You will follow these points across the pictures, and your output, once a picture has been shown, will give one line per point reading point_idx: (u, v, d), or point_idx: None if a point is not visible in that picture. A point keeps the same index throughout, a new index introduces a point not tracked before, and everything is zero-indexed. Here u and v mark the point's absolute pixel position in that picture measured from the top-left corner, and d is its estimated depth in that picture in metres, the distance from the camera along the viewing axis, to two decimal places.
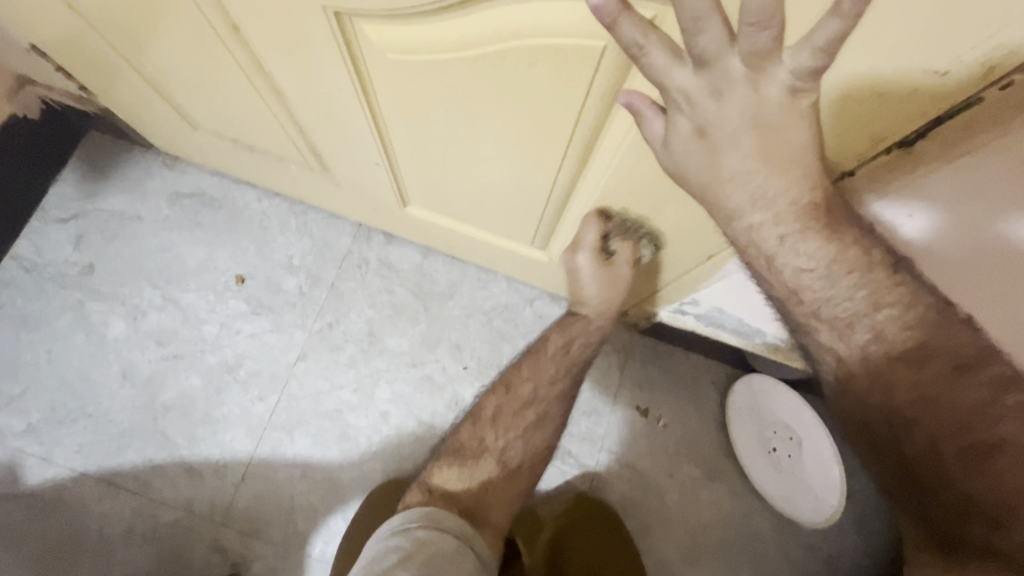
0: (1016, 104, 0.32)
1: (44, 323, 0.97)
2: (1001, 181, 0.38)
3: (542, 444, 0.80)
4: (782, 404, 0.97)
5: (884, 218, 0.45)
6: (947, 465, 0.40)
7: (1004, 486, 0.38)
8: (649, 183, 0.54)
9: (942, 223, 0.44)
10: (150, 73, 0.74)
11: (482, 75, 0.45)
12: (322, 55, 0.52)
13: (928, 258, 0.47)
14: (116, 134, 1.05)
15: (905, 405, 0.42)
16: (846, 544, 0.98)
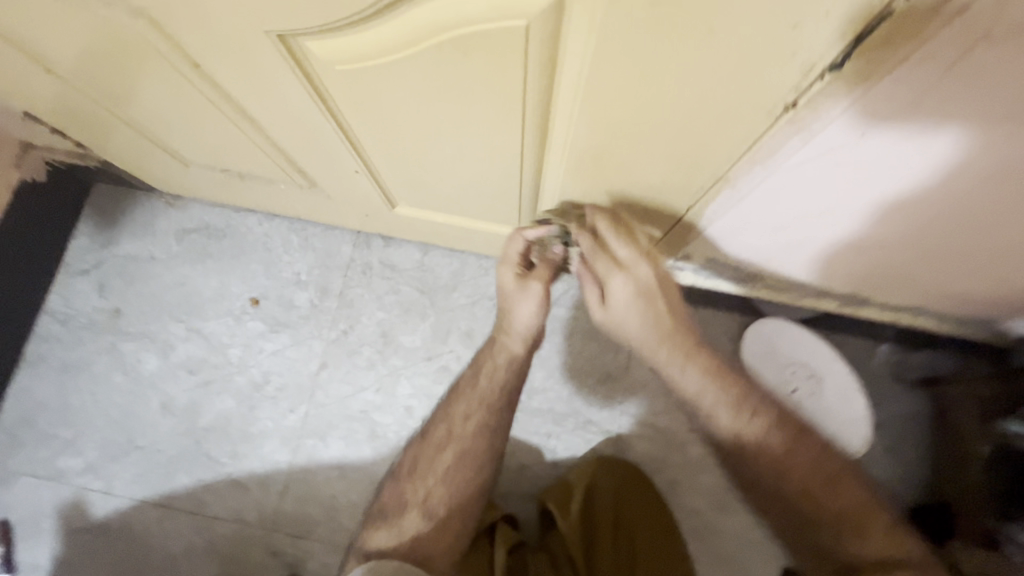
0: (928, 13, 0.33)
1: (84, 368, 1.04)
2: (934, 88, 0.39)
3: (466, 484, 0.81)
4: (796, 345, 1.02)
5: (840, 138, 0.47)
6: (825, 508, 0.84)
7: (852, 514, 0.83)
8: (608, 147, 0.55)
9: (893, 133, 0.46)
10: (133, 120, 0.78)
11: (427, 69, 0.47)
12: (282, 79, 0.54)
13: (886, 159, 0.49)
14: (119, 183, 1.10)
15: (793, 500, 0.85)
16: (878, 472, 0.99)
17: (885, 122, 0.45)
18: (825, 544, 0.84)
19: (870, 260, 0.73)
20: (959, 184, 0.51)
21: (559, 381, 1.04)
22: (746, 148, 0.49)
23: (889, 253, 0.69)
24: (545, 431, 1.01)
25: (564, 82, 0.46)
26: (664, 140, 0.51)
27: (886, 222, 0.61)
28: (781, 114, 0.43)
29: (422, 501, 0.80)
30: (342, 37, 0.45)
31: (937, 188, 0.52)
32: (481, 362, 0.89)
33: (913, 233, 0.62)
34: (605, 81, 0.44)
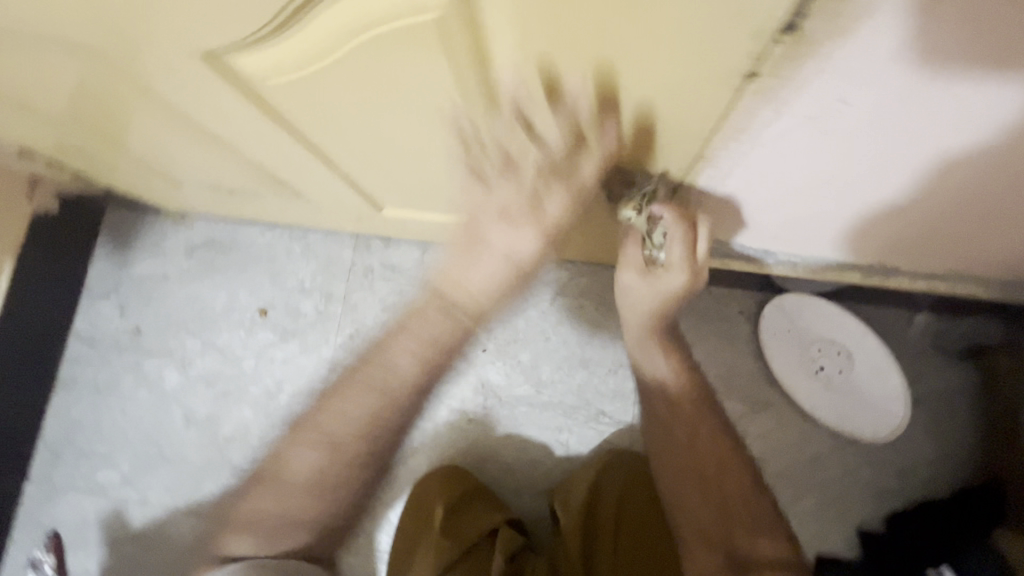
0: None
1: (113, 387, 1.09)
2: (918, 37, 0.35)
3: (303, 508, 0.93)
4: (820, 320, 0.96)
5: (818, 105, 0.42)
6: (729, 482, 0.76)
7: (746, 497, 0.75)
8: (569, 136, 0.51)
9: (877, 98, 0.41)
10: (116, 148, 0.79)
11: (363, 69, 0.46)
12: (230, 95, 0.53)
13: (874, 126, 0.44)
14: (128, 206, 1.14)
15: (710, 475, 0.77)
16: (919, 452, 0.92)
17: (869, 85, 0.40)
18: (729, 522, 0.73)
19: (890, 229, 0.66)
20: (971, 136, 0.45)
21: (569, 373, 1.01)
22: (716, 124, 0.45)
23: (909, 219, 0.63)
24: (556, 425, 0.99)
25: (502, 72, 0.43)
26: (630, 122, 0.47)
27: (897, 189, 0.55)
28: (742, 84, 0.39)
29: (256, 526, 0.91)
30: (274, 49, 0.44)
31: (935, 148, 0.47)
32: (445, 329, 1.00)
33: (930, 196, 0.56)
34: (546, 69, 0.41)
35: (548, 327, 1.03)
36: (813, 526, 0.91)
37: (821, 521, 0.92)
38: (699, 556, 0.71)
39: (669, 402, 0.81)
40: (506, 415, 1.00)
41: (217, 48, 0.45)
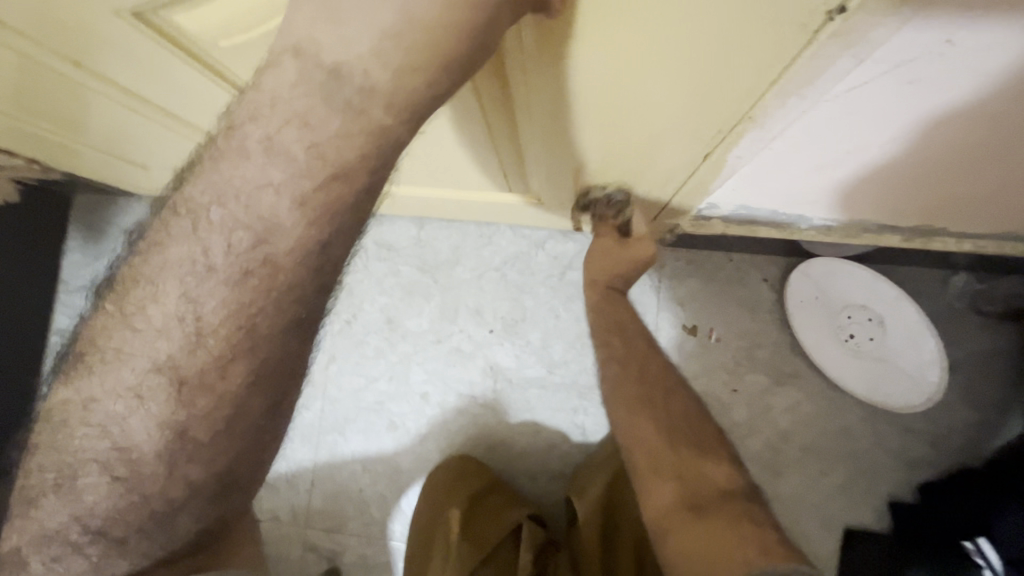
0: None
1: None
2: None
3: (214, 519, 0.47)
4: (851, 285, 0.89)
5: (915, 47, 0.34)
6: (677, 410, 0.74)
7: (694, 430, 0.73)
8: (598, 94, 0.43)
9: (992, 41, 0.32)
10: (66, 132, 0.70)
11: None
12: (181, 61, 0.46)
13: (972, 74, 0.36)
14: (97, 190, 1.05)
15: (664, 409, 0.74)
16: (954, 420, 0.87)
17: (991, 26, 0.31)
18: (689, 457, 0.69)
19: (945, 191, 0.59)
20: None
21: (581, 352, 0.95)
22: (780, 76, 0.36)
23: (979, 180, 0.54)
24: (571, 406, 0.94)
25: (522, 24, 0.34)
26: (669, 76, 0.38)
27: (966, 149, 0.48)
28: (822, 25, 0.30)
29: None
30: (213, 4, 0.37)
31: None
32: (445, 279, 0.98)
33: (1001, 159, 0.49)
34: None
35: (558, 303, 0.96)
36: (843, 499, 0.88)
37: (851, 494, 0.88)
38: (658, 491, 0.67)
39: (642, 372, 0.78)
40: (517, 398, 0.95)
41: (151, 1, 0.37)
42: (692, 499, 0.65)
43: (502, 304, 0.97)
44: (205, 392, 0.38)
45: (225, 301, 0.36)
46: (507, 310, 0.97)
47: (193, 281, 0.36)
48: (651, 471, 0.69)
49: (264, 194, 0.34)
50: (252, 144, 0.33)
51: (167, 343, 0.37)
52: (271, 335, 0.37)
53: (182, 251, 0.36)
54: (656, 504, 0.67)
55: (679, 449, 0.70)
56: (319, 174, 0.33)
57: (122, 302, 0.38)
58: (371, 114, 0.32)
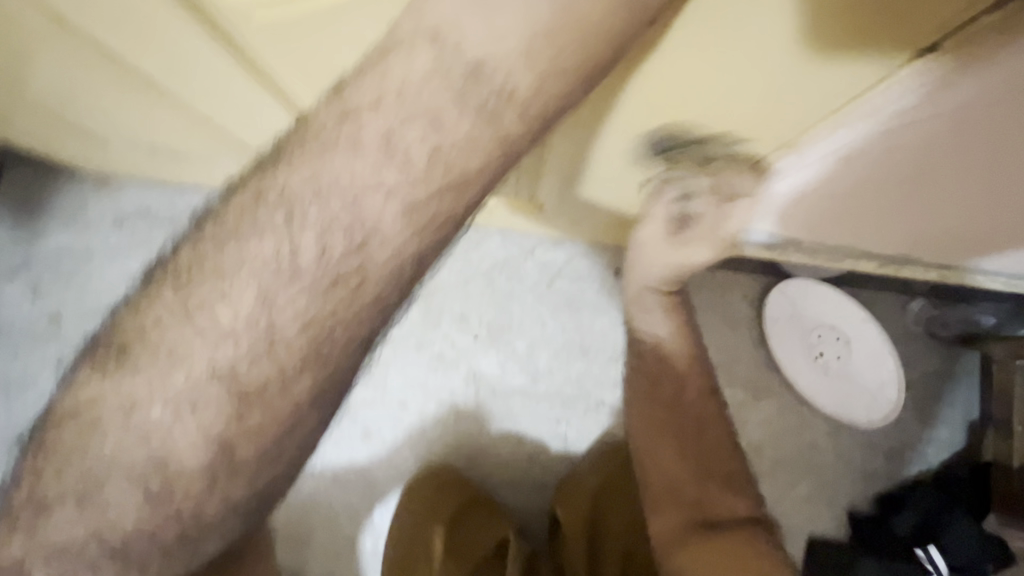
0: None
1: (29, 385, 0.91)
2: None
3: (207, 545, 0.42)
4: (823, 305, 0.93)
5: (980, 89, 0.37)
6: (717, 430, 0.76)
7: (729, 453, 0.75)
8: (661, 100, 0.44)
9: None
10: (22, 98, 0.62)
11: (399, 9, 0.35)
12: (202, 38, 0.42)
13: (1012, 119, 0.40)
14: (34, 164, 0.93)
15: (703, 424, 0.75)
16: (907, 435, 0.94)
17: None
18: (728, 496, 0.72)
19: (935, 224, 0.64)
20: None
21: (566, 361, 0.94)
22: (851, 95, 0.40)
23: (963, 216, 0.60)
24: (554, 417, 0.93)
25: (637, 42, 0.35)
26: (750, 78, 0.40)
27: (968, 187, 0.53)
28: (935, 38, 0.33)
29: None
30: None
31: None
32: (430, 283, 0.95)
33: (1006, 194, 0.53)
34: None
35: (545, 312, 0.95)
36: (807, 508, 0.92)
37: (815, 506, 0.92)
38: (668, 514, 0.72)
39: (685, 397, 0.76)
40: (499, 407, 0.93)
41: None
42: (700, 519, 0.71)
43: (489, 310, 0.95)
44: (251, 410, 0.38)
45: (308, 305, 0.37)
46: (495, 316, 0.94)
47: (273, 285, 0.36)
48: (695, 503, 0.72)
49: (367, 199, 0.35)
50: (369, 137, 0.34)
51: (216, 354, 0.37)
52: (352, 336, 0.38)
53: (267, 249, 0.36)
54: (665, 525, 0.72)
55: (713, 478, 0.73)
56: (417, 190, 0.35)
57: (201, 287, 0.37)
58: (454, 129, 0.34)
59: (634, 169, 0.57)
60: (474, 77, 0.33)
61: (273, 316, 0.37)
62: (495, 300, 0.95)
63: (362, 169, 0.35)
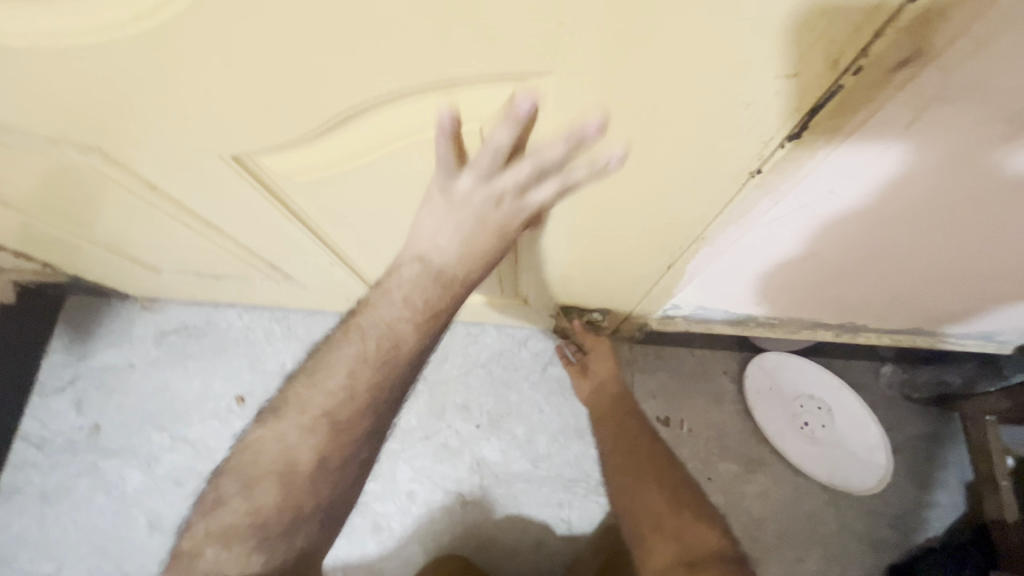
0: (869, 93, 0.33)
1: (64, 495, 0.98)
2: (906, 145, 0.41)
3: None
4: (798, 375, 1.00)
5: (813, 192, 0.49)
6: (671, 460, 0.81)
7: (688, 480, 0.78)
8: (590, 217, 0.56)
9: (868, 188, 0.48)
10: (99, 239, 0.77)
11: (414, 173, 0.49)
12: (254, 195, 0.56)
13: (861, 209, 0.52)
14: (93, 293, 1.09)
15: (653, 455, 0.81)
16: (907, 500, 0.95)
17: (859, 180, 0.47)
18: (698, 522, 0.73)
19: (859, 288, 0.72)
20: (929, 221, 0.53)
21: (564, 445, 1.00)
22: (725, 210, 0.50)
23: (879, 284, 0.70)
24: (555, 500, 0.96)
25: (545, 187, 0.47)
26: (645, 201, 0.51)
27: (863, 260, 0.63)
28: (747, 180, 0.45)
29: None
30: (307, 149, 0.46)
31: (904, 232, 0.56)
32: (435, 376, 1.04)
33: (894, 262, 0.63)
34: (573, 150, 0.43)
35: (541, 398, 1.02)
36: None
37: None
38: (658, 553, 0.72)
39: (634, 444, 0.84)
40: (503, 494, 0.97)
41: (254, 145, 0.46)
42: (689, 557, 0.70)
43: (490, 399, 1.02)
44: None
45: None
46: (495, 403, 1.02)
47: None
48: (661, 536, 0.73)
49: (395, 325, 0.57)
50: None
51: None
52: None
53: None
54: (657, 567, 0.71)
55: (680, 508, 0.75)
56: None
57: None
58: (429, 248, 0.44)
59: (594, 267, 0.69)
60: (442, 269, 0.54)
61: (351, 387, 0.58)
62: (495, 388, 1.03)
63: (390, 313, 0.57)
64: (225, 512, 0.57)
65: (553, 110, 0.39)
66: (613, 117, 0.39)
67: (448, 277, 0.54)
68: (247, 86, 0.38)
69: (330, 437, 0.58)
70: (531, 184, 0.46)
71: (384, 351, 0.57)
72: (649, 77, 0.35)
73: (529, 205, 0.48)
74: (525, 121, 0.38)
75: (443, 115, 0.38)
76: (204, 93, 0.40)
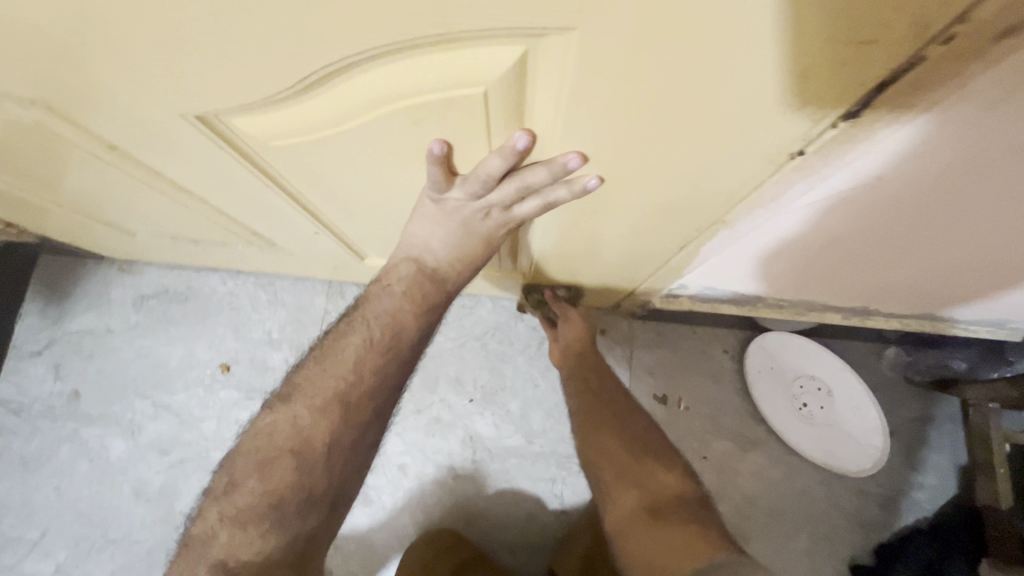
0: (952, 65, 0.28)
1: (45, 461, 0.95)
2: (975, 129, 0.35)
3: None
4: (799, 356, 0.98)
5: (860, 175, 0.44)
6: (634, 414, 0.80)
7: (650, 433, 0.78)
8: (604, 193, 0.51)
9: (917, 174, 0.43)
10: (62, 200, 0.71)
11: (407, 140, 0.43)
12: (228, 159, 0.50)
13: (904, 195, 0.47)
14: (65, 253, 1.02)
15: (615, 407, 0.81)
16: (900, 482, 0.95)
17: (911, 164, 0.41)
18: (661, 470, 0.73)
19: (880, 273, 0.68)
20: (974, 211, 0.48)
21: (559, 421, 0.98)
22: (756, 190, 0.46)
23: (902, 270, 0.66)
24: (549, 475, 0.95)
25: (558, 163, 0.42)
26: (667, 179, 0.46)
27: (891, 246, 0.59)
28: (784, 163, 0.40)
29: None
30: (285, 109, 0.40)
31: (943, 221, 0.51)
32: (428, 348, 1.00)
33: (923, 251, 0.59)
34: (591, 120, 0.38)
35: (537, 373, 0.99)
36: (808, 562, 0.92)
37: (817, 559, 0.92)
38: (621, 500, 0.71)
39: (595, 393, 0.83)
40: (496, 468, 0.95)
41: (222, 105, 0.39)
42: (650, 503, 0.69)
43: (484, 372, 1.00)
44: None
45: None
46: (489, 377, 0.99)
47: None
48: (624, 481, 0.72)
49: (396, 315, 0.57)
50: None
51: None
52: None
53: None
54: (619, 515, 0.70)
55: (642, 457, 0.74)
56: None
57: None
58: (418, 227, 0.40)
59: (602, 244, 0.65)
60: (435, 272, 0.57)
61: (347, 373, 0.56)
62: (490, 362, 1.00)
63: (390, 305, 0.57)
64: (221, 504, 0.54)
65: (571, 74, 0.33)
66: (644, 85, 0.33)
67: (440, 278, 0.57)
68: (208, 35, 0.32)
69: (342, 417, 0.54)
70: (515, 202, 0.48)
71: (387, 339, 0.56)
72: (691, 35, 0.29)
73: (515, 216, 0.50)
74: (517, 155, 0.41)
75: (432, 148, 0.40)
76: (159, 42, 0.34)
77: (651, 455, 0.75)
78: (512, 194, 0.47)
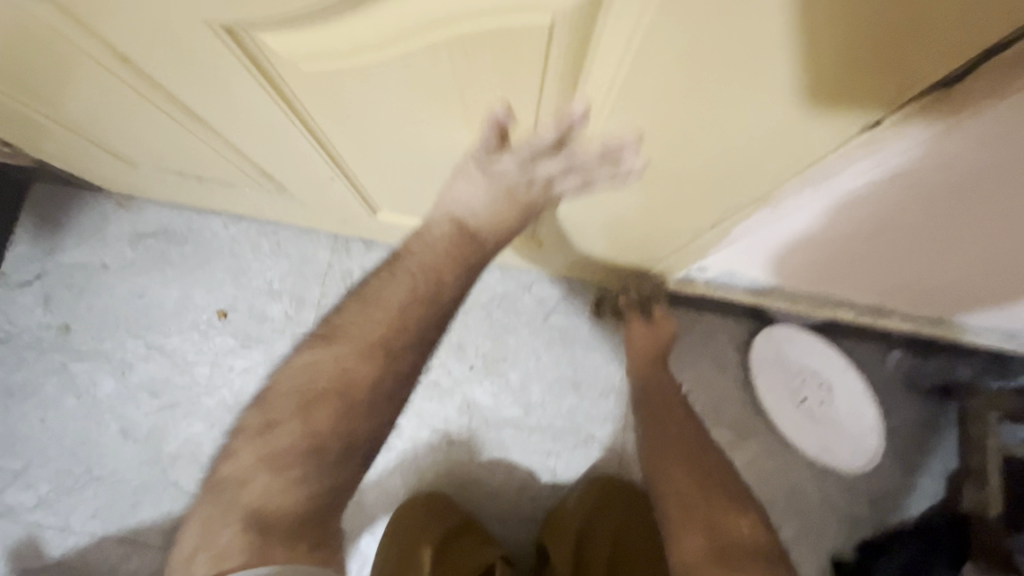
0: None
1: (31, 393, 0.93)
2: None
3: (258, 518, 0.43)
4: (806, 352, 0.97)
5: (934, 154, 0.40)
6: (701, 442, 0.78)
7: (715, 464, 0.75)
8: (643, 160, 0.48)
9: (992, 158, 0.40)
10: (64, 120, 0.66)
11: (449, 78, 0.40)
12: (250, 84, 0.46)
13: (975, 183, 0.43)
14: (62, 182, 0.98)
15: (680, 429, 0.79)
16: (890, 485, 0.96)
17: (987, 146, 0.39)
18: (729, 509, 0.70)
19: (919, 275, 0.66)
20: None
21: (558, 397, 0.97)
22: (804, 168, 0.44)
23: (942, 272, 0.64)
24: (544, 449, 0.95)
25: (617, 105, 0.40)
26: (715, 149, 0.44)
27: (938, 245, 0.56)
28: (857, 134, 0.38)
29: None
30: (326, 28, 0.37)
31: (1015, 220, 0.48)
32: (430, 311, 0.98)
33: (970, 252, 0.56)
34: (659, 70, 0.36)
35: (540, 346, 0.98)
36: (791, 552, 0.93)
37: (800, 551, 0.93)
38: (687, 539, 0.68)
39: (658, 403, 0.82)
40: (492, 438, 0.95)
41: (255, 15, 0.36)
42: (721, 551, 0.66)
43: (487, 341, 0.98)
44: None
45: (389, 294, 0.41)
46: (492, 346, 0.98)
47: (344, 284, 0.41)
48: (695, 522, 0.69)
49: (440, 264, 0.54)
50: None
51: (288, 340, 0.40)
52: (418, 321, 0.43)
53: None
54: (683, 554, 0.67)
55: (711, 493, 0.71)
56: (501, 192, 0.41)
57: None
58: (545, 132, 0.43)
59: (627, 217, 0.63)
60: (463, 232, 0.54)
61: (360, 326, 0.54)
62: (494, 331, 0.98)
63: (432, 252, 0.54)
64: None
65: (651, 11, 0.30)
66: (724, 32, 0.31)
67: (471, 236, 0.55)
68: None
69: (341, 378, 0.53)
70: (538, 165, 0.48)
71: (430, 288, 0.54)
72: None
73: (553, 194, 0.52)
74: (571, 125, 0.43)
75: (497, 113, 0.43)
76: None
77: (719, 489, 0.72)
78: (531, 155, 0.47)
